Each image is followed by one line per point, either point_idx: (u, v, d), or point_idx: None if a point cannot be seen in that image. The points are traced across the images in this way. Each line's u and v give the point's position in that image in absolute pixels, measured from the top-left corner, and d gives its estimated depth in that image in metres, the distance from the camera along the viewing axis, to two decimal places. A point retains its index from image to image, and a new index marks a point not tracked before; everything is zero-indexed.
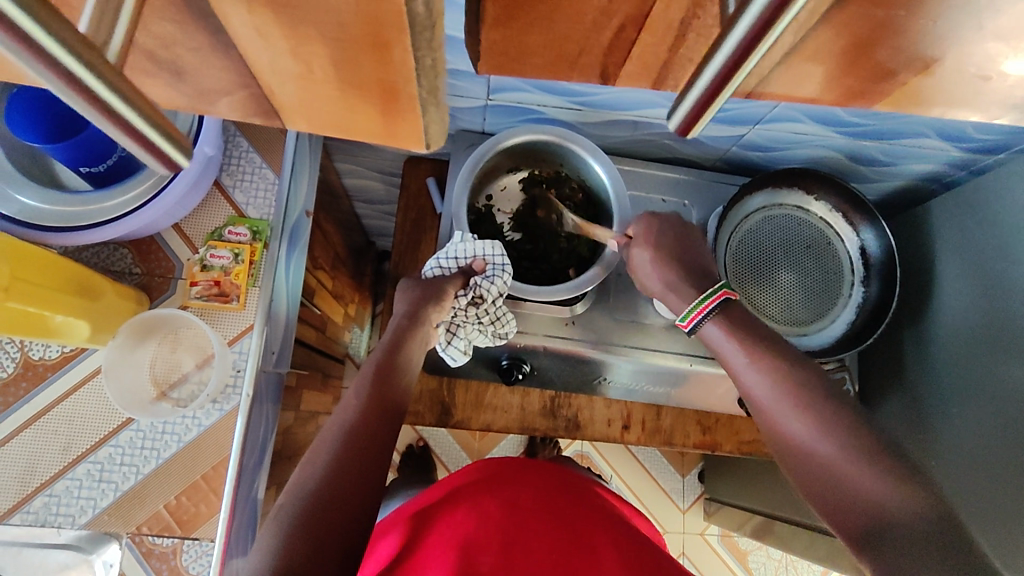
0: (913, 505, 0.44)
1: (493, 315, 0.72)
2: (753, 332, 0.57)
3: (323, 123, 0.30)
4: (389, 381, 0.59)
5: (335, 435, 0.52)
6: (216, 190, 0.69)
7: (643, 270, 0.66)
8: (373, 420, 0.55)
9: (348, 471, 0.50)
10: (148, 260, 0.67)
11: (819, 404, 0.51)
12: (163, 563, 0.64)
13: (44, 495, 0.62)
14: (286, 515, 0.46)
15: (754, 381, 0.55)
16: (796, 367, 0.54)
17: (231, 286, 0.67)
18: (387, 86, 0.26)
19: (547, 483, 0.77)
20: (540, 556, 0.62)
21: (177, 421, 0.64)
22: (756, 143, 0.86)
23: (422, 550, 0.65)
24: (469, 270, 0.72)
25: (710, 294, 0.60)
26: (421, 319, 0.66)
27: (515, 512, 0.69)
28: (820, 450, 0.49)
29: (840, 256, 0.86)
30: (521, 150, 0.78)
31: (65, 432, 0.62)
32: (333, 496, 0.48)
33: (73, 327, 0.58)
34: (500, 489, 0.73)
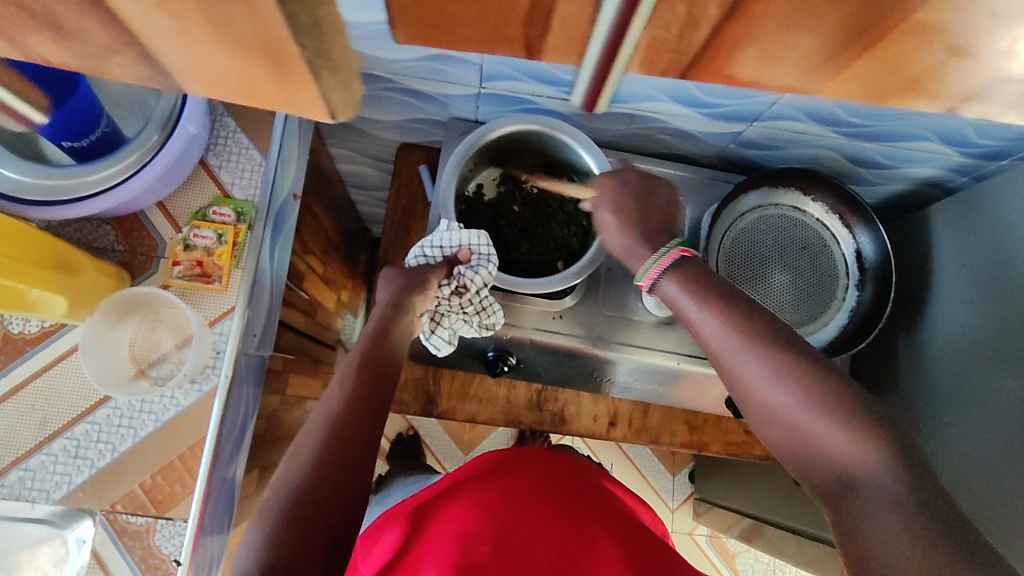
0: (873, 457, 0.43)
1: (477, 304, 0.71)
2: (709, 284, 0.54)
3: (215, 86, 0.28)
4: (376, 371, 0.57)
5: (320, 428, 0.51)
6: (201, 170, 0.69)
7: (608, 231, 0.65)
8: (361, 411, 0.53)
9: (332, 465, 0.49)
10: (131, 237, 0.66)
11: (778, 350, 0.49)
12: (136, 542, 0.63)
13: (19, 469, 0.61)
14: (273, 516, 0.46)
15: (710, 330, 0.52)
16: (756, 315, 0.51)
17: (214, 267, 0.67)
18: (272, 47, 0.24)
19: (546, 471, 0.76)
20: (537, 550, 0.62)
21: (154, 400, 0.64)
22: (752, 141, 0.85)
23: (420, 547, 0.64)
24: (454, 259, 0.71)
25: (663, 253, 0.58)
26: (405, 306, 0.64)
27: (514, 504, 0.68)
28: (780, 404, 0.47)
29: (835, 259, 0.85)
30: (512, 141, 0.77)
31: (42, 407, 0.62)
32: (319, 492, 0.47)
33: (48, 301, 0.58)
34: (498, 480, 0.72)
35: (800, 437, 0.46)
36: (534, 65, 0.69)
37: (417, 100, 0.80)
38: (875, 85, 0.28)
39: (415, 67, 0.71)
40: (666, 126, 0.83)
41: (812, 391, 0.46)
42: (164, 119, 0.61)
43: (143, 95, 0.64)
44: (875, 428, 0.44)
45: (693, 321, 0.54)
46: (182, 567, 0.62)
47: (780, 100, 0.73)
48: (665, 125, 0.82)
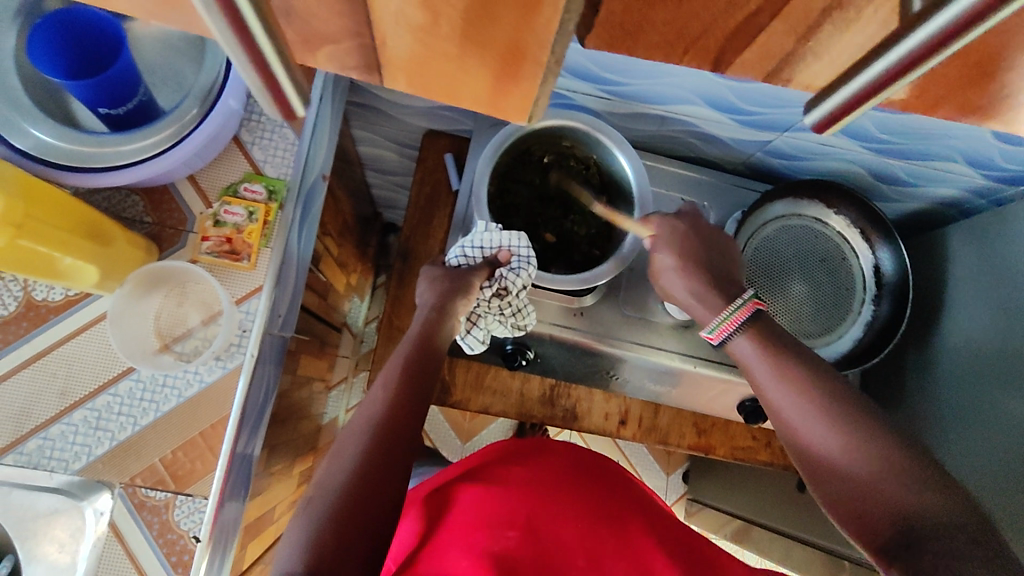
0: (943, 506, 0.46)
1: (515, 307, 0.72)
2: (785, 347, 0.58)
3: (417, 79, 0.31)
4: (418, 370, 0.60)
5: (363, 431, 0.54)
6: (234, 144, 0.68)
7: (668, 275, 0.67)
8: (402, 408, 0.57)
9: (371, 468, 0.52)
10: (160, 210, 0.66)
11: (858, 424, 0.52)
12: (154, 516, 0.62)
13: (38, 438, 0.61)
14: (314, 512, 0.50)
15: (763, 376, 0.58)
16: (833, 389, 0.54)
17: (243, 244, 0.66)
18: (515, 46, 0.27)
19: (564, 458, 0.76)
20: (562, 534, 0.63)
21: (178, 375, 0.64)
22: (781, 150, 0.85)
23: (441, 533, 0.65)
24: (494, 260, 0.70)
25: (739, 307, 0.61)
26: (448, 311, 0.65)
27: (532, 488, 0.68)
28: (838, 455, 0.51)
29: (853, 272, 0.86)
30: (546, 135, 0.77)
31: (64, 376, 0.62)
32: (360, 486, 0.51)
33: (82, 270, 0.57)
34: (519, 466, 0.73)
35: (860, 490, 0.50)
36: (575, 60, 0.69)
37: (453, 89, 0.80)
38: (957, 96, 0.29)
39: None
40: (696, 129, 0.83)
41: (859, 438, 0.51)
42: (203, 94, 0.60)
43: (180, 63, 0.63)
44: (933, 479, 0.48)
45: (767, 387, 0.57)
46: (200, 543, 0.62)
47: None
48: (695, 128, 0.82)
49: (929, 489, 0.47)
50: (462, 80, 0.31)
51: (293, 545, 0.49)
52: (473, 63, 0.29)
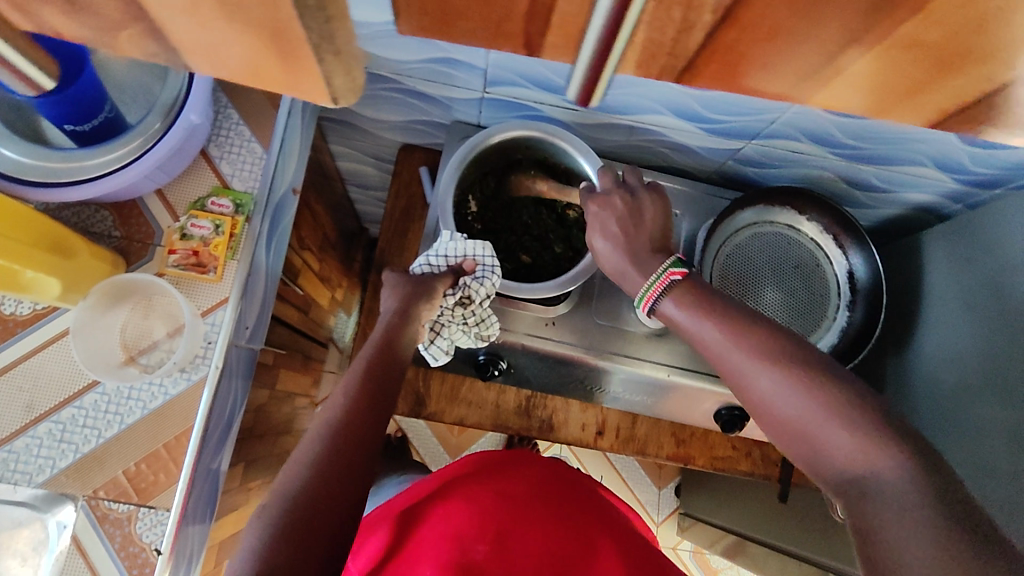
0: (896, 461, 0.43)
1: (479, 316, 0.73)
2: (714, 297, 0.55)
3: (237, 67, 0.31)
4: (382, 376, 0.60)
5: (321, 434, 0.54)
6: (201, 159, 0.69)
7: (602, 256, 0.63)
8: (361, 416, 0.56)
9: (330, 473, 0.52)
10: (128, 224, 0.67)
11: (810, 373, 0.48)
12: (117, 529, 0.62)
13: (3, 451, 0.61)
14: (270, 515, 0.50)
15: (710, 337, 0.53)
16: (779, 340, 0.50)
17: (209, 257, 0.67)
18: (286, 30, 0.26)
19: (532, 473, 0.76)
20: (537, 544, 0.63)
21: (143, 387, 0.64)
22: (751, 158, 0.86)
23: (414, 548, 0.65)
24: (459, 269, 0.70)
25: (659, 274, 0.57)
26: (411, 315, 0.65)
27: (503, 502, 0.68)
28: (792, 414, 0.48)
29: (828, 279, 0.85)
30: (512, 146, 0.78)
31: (29, 390, 0.62)
32: (319, 496, 0.51)
33: (44, 282, 0.58)
34: (490, 480, 0.72)
35: (814, 444, 0.47)
36: (535, 70, 0.71)
37: (421, 101, 0.82)
38: (841, 90, 0.30)
39: (419, 68, 0.73)
40: (664, 138, 0.84)
41: (807, 388, 0.47)
42: (167, 108, 0.61)
43: (147, 79, 0.64)
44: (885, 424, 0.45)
45: (713, 342, 0.53)
46: (162, 556, 0.62)
47: (779, 118, 0.74)
48: (663, 137, 0.83)
49: (878, 440, 0.44)
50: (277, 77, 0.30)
51: (246, 552, 0.48)
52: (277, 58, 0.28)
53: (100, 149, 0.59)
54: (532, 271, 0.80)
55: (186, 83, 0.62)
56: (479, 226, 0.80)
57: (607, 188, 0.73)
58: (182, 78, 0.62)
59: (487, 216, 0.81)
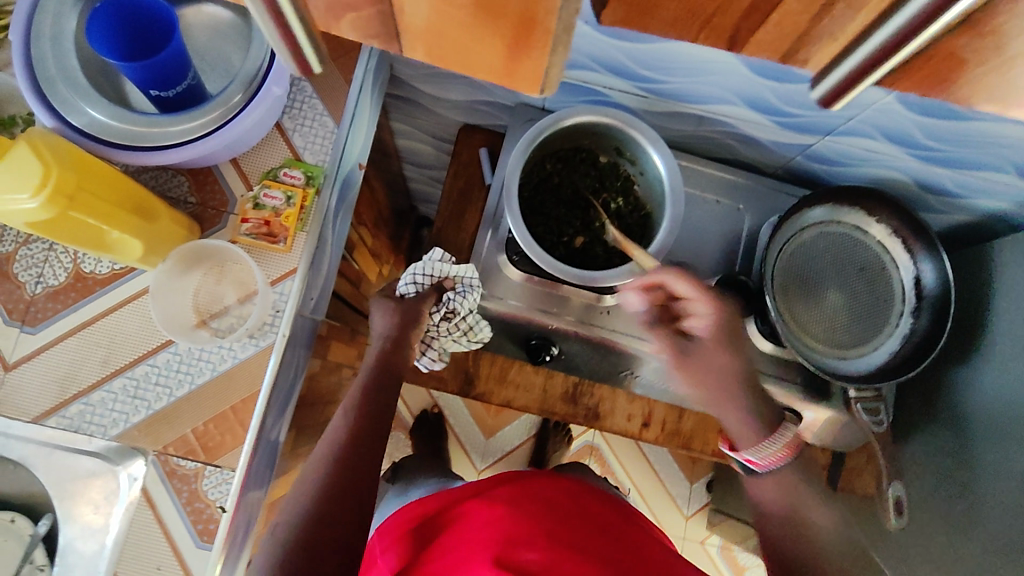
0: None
1: (465, 327, 0.76)
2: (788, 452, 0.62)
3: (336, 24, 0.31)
4: (375, 402, 0.62)
5: (321, 457, 0.56)
6: (276, 131, 0.70)
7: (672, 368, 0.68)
8: (359, 438, 0.58)
9: (335, 493, 0.54)
10: (203, 190, 0.68)
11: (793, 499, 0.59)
12: (184, 484, 0.65)
13: (80, 403, 0.64)
14: (274, 541, 0.51)
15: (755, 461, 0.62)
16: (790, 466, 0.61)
17: (280, 228, 0.68)
18: (527, 17, 0.28)
19: (572, 489, 0.71)
20: (589, 552, 0.59)
21: (213, 350, 0.66)
22: (822, 155, 0.84)
23: (450, 552, 0.61)
24: (441, 285, 0.75)
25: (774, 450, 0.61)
26: (400, 340, 0.69)
27: (549, 509, 0.64)
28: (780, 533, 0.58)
29: (893, 284, 0.83)
30: (581, 132, 0.77)
31: (107, 345, 0.65)
32: (324, 516, 0.52)
33: (127, 245, 0.59)
34: (529, 488, 0.69)
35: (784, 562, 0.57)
36: (612, 55, 0.70)
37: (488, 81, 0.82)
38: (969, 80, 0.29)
39: None
40: (734, 130, 0.82)
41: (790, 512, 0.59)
42: (248, 80, 0.62)
43: (227, 50, 0.65)
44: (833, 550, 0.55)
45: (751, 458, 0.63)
46: (226, 513, 0.64)
47: (857, 116, 0.72)
48: (733, 129, 0.82)
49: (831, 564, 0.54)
50: (476, 61, 0.33)
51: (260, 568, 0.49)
52: (486, 43, 0.31)
53: (182, 116, 0.60)
54: (587, 256, 0.78)
55: (269, 55, 0.62)
56: (537, 205, 0.80)
57: (676, 179, 0.72)
58: (266, 50, 0.62)
59: (546, 199, 0.80)
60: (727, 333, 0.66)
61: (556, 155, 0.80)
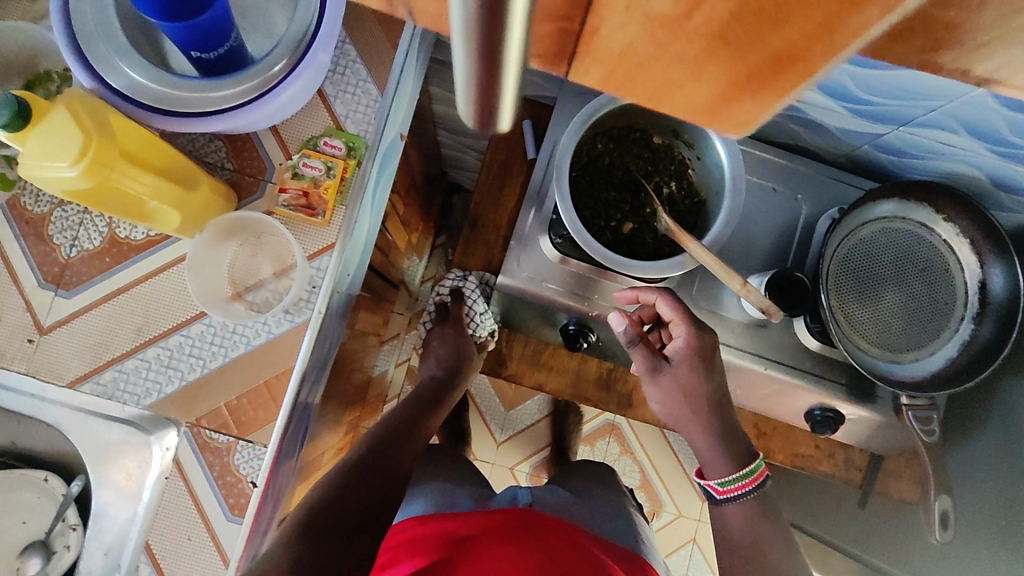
0: None
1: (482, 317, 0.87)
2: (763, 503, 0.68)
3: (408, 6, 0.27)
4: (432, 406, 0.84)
5: (380, 436, 0.72)
6: (317, 98, 0.67)
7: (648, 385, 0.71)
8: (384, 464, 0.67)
9: (359, 504, 0.61)
10: (241, 156, 0.65)
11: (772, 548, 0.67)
12: (216, 458, 0.64)
13: (113, 370, 0.63)
14: (292, 527, 0.56)
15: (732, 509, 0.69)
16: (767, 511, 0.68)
17: (319, 200, 0.65)
18: (779, 63, 0.20)
19: (568, 536, 0.78)
20: None
21: (247, 324, 0.64)
22: (892, 145, 0.79)
23: None
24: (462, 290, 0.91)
25: (747, 475, 0.68)
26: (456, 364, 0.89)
27: (549, 561, 0.72)
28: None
29: (956, 287, 0.78)
30: (638, 111, 0.73)
31: (141, 313, 0.64)
32: (349, 521, 0.58)
33: (164, 214, 0.57)
34: (526, 536, 0.76)
35: None
36: None
37: None
38: None
39: None
40: (799, 114, 0.78)
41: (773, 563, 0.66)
42: (293, 46, 0.58)
43: (271, 9, 0.61)
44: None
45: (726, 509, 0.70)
46: (257, 489, 0.63)
47: (941, 107, 0.67)
48: (800, 113, 0.78)
49: None
50: (677, 92, 0.23)
51: (273, 554, 0.54)
52: (706, 75, 0.21)
53: (223, 83, 0.57)
54: (638, 244, 0.75)
55: (317, 17, 0.58)
56: (586, 186, 0.76)
57: (737, 166, 0.68)
58: (313, 12, 0.58)
59: (597, 179, 0.76)
60: (705, 366, 0.68)
61: (609, 134, 0.76)
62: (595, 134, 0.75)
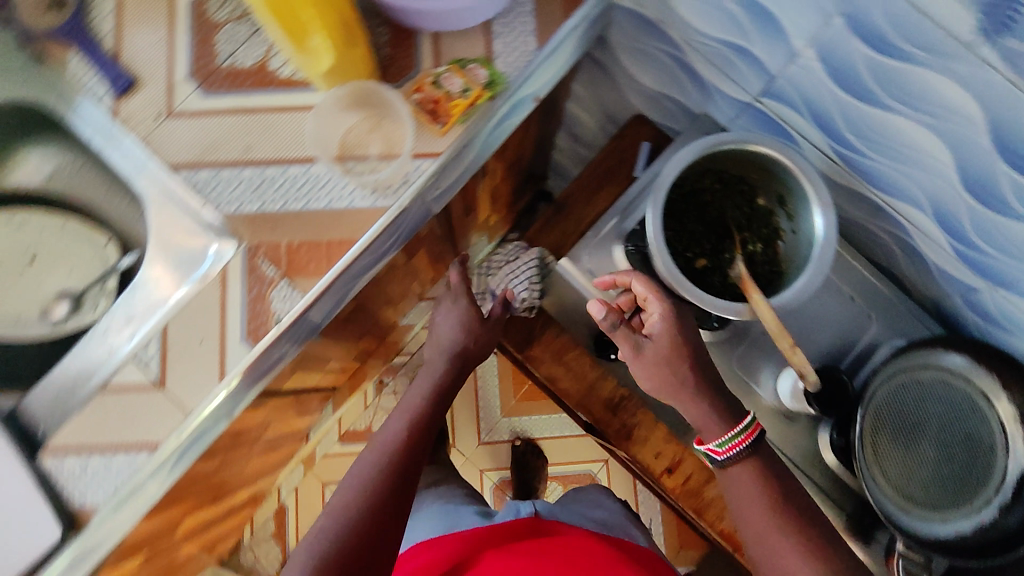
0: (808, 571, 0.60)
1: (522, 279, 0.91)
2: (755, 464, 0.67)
3: None
4: (439, 400, 0.80)
5: (389, 444, 0.72)
6: (482, 30, 0.73)
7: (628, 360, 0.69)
8: (393, 477, 0.69)
9: (370, 520, 0.64)
10: (397, 48, 0.72)
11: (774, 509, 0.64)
12: (257, 285, 0.67)
13: (211, 172, 0.69)
14: (316, 547, 0.62)
15: (734, 479, 0.68)
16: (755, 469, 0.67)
17: (445, 111, 0.70)
18: None
19: (612, 557, 0.85)
20: None
21: (336, 186, 0.69)
22: (985, 307, 0.75)
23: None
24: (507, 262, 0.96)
25: (741, 431, 0.67)
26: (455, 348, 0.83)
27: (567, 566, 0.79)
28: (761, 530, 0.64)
29: (996, 468, 0.70)
30: (755, 163, 0.75)
31: (254, 136, 0.69)
32: (356, 533, 0.63)
33: (320, 55, 0.63)
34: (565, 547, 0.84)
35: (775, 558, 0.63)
36: (823, 100, 0.70)
37: (686, 78, 0.82)
38: None
39: (704, 48, 0.76)
40: (905, 237, 0.78)
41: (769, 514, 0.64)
42: None
43: None
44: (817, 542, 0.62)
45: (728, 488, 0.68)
46: (278, 326, 0.66)
47: None
48: (905, 236, 0.77)
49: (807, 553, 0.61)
50: None
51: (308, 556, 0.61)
52: None
53: None
54: (706, 279, 0.75)
55: None
56: (679, 211, 0.78)
57: (827, 239, 0.68)
58: None
59: (693, 212, 0.78)
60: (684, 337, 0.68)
61: (722, 174, 0.77)
62: (708, 170, 0.77)
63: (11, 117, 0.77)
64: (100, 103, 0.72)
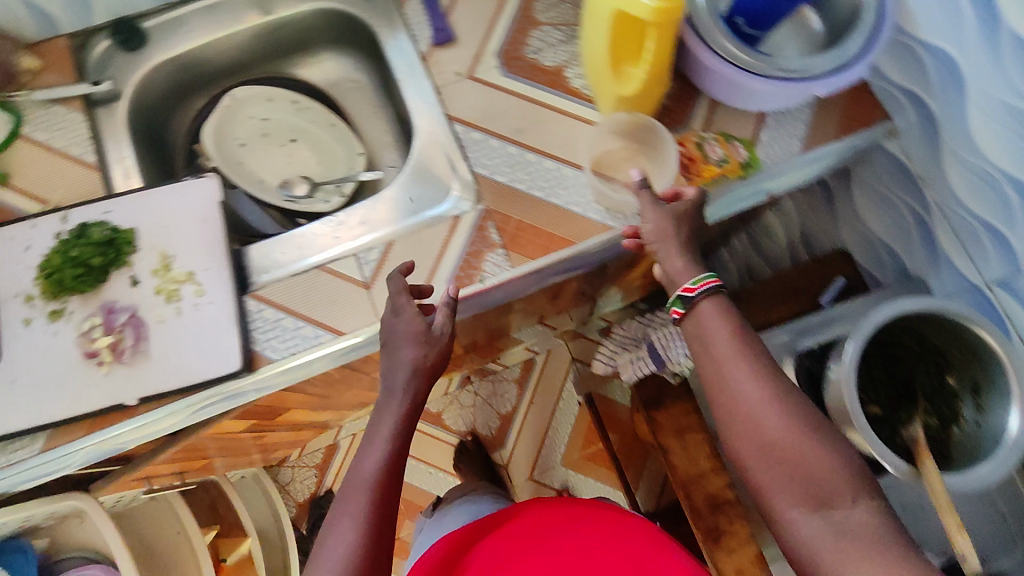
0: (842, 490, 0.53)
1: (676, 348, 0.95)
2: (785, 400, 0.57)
3: None
4: (400, 426, 0.63)
5: (367, 476, 0.60)
6: (757, 116, 0.77)
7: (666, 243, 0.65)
8: (388, 497, 0.61)
9: (373, 549, 0.58)
10: (677, 101, 0.78)
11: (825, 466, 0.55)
12: (479, 242, 0.75)
13: (481, 135, 0.78)
14: None
15: (720, 339, 0.60)
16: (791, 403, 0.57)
17: (696, 171, 0.75)
18: None
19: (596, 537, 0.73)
20: None
21: (578, 191, 0.76)
22: None
23: None
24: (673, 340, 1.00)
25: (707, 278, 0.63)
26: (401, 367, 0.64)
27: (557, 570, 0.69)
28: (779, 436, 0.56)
29: None
30: (961, 342, 0.73)
31: (528, 123, 0.78)
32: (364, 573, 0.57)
33: (627, 85, 0.69)
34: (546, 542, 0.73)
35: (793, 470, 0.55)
36: None
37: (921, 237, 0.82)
38: None
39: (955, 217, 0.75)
40: None
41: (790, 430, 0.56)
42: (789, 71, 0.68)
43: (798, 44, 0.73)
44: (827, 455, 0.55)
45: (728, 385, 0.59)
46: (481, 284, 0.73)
47: None
48: None
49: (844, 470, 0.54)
50: None
51: None
52: None
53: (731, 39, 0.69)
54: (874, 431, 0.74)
55: (824, 74, 0.67)
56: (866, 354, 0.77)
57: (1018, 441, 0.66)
58: (825, 71, 0.67)
59: (876, 359, 0.77)
60: (690, 237, 0.66)
61: (918, 335, 0.76)
62: (908, 325, 0.76)
63: (337, 30, 0.91)
64: (417, 42, 0.81)
